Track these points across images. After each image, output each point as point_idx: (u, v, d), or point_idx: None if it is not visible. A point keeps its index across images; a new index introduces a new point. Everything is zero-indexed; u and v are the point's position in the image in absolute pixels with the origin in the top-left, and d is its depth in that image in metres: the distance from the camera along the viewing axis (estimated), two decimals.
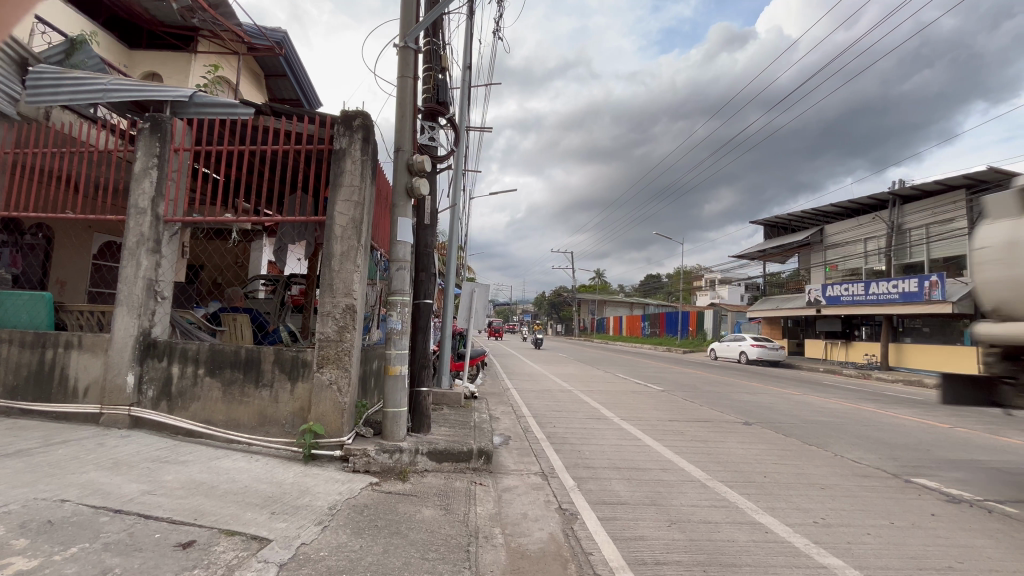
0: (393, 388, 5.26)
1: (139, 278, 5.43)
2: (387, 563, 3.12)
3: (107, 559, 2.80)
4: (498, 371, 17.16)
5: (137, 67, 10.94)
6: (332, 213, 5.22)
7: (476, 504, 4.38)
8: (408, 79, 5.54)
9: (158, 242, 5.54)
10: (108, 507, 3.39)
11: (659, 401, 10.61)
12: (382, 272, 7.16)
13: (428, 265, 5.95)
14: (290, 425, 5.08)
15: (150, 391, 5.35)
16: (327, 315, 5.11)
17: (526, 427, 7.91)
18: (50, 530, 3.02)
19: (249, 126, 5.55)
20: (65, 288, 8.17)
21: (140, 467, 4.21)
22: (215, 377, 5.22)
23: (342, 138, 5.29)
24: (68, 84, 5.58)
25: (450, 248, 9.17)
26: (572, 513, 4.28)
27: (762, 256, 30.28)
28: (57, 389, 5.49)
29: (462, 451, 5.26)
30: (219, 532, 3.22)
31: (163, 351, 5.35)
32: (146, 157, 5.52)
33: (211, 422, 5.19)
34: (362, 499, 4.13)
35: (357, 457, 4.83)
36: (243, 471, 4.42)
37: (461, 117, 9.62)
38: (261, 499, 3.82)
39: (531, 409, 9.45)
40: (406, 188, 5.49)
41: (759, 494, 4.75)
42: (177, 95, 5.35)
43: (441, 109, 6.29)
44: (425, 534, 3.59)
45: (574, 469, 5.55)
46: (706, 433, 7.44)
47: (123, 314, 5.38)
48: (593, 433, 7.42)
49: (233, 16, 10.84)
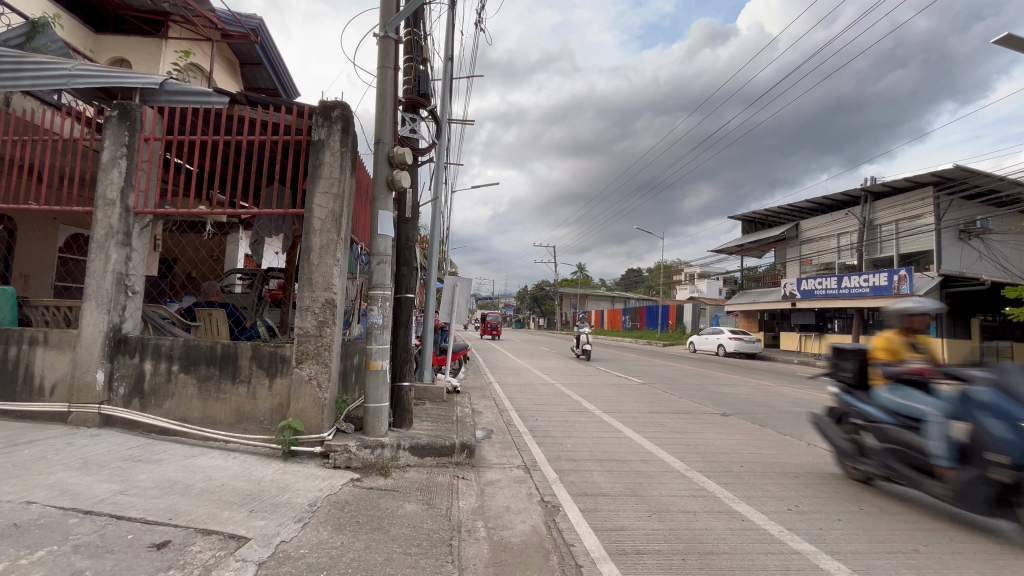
0: (375, 383, 5.20)
1: (108, 272, 5.24)
2: (369, 559, 3.10)
3: (76, 561, 2.72)
4: (481, 364, 17.10)
5: (104, 53, 10.57)
6: (311, 206, 5.12)
7: (459, 498, 4.37)
8: (388, 70, 5.46)
9: (127, 235, 5.35)
10: (78, 508, 3.29)
11: (639, 392, 10.79)
12: (362, 266, 7.08)
13: (410, 259, 5.86)
14: (268, 421, 4.99)
15: (120, 388, 5.19)
16: (305, 309, 5.02)
17: (509, 420, 7.93)
18: (16, 533, 2.91)
19: (224, 117, 5.40)
20: (28, 282, 7.85)
21: (111, 466, 4.09)
22: (189, 374, 5.09)
23: (321, 129, 5.18)
24: (29, 69, 5.31)
25: (432, 240, 9.03)
26: (554, 505, 4.31)
27: (740, 250, 30.86)
28: (22, 388, 5.29)
29: (445, 446, 5.25)
30: (195, 532, 3.15)
31: (135, 347, 5.19)
32: (114, 147, 5.32)
33: (185, 420, 5.07)
34: (343, 495, 4.10)
35: (338, 454, 4.77)
36: (220, 468, 4.33)
37: (443, 108, 9.49)
38: (239, 498, 3.75)
39: (513, 403, 9.48)
40: (386, 180, 5.41)
41: (736, 483, 4.86)
42: (146, 82, 5.16)
43: (422, 101, 6.19)
44: (407, 529, 3.58)
45: (557, 462, 5.59)
46: (685, 424, 7.57)
47: (92, 309, 5.19)
48: (575, 425, 7.48)
49: (207, 2, 10.47)
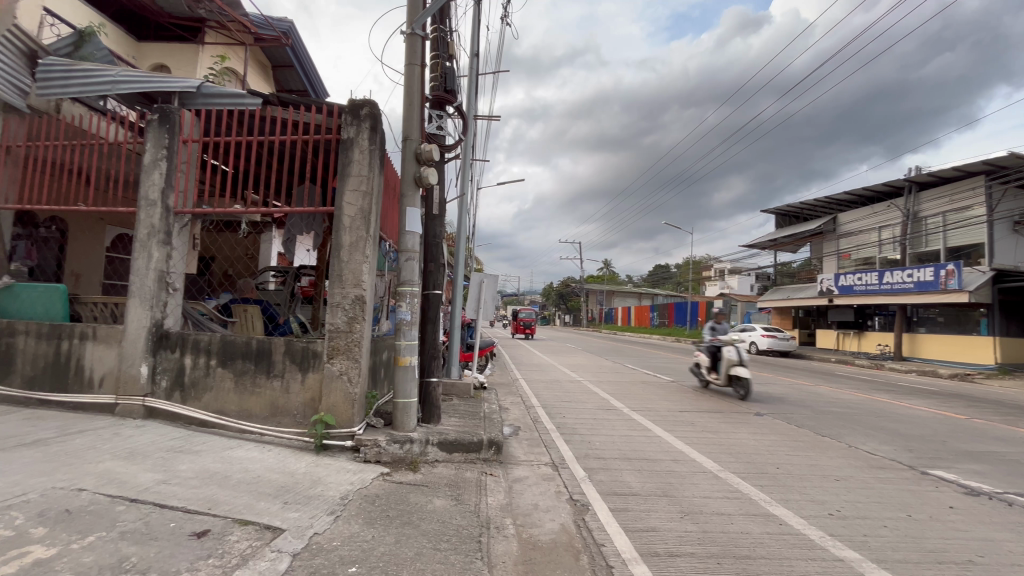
0: (403, 378, 5.24)
1: (151, 270, 5.45)
2: (399, 553, 3.13)
3: (123, 547, 2.83)
4: (507, 361, 17.11)
5: (146, 59, 10.95)
6: (341, 204, 5.19)
7: (488, 494, 4.37)
8: (415, 67, 5.47)
9: (168, 234, 5.56)
10: (125, 496, 3.43)
11: (668, 391, 10.58)
12: (390, 263, 7.16)
13: (437, 255, 5.87)
14: (301, 415, 5.10)
15: (163, 381, 5.39)
16: (336, 306, 5.11)
17: (536, 417, 7.89)
18: (68, 518, 3.05)
19: (257, 118, 5.53)
20: (79, 280, 8.23)
21: (154, 456, 4.26)
22: (227, 368, 5.25)
23: (350, 128, 5.25)
24: (77, 76, 5.57)
25: (458, 237, 9.03)
26: (583, 503, 4.27)
27: (773, 244, 29.96)
28: (73, 380, 5.57)
29: (473, 442, 5.24)
30: (233, 522, 3.25)
31: (176, 342, 5.39)
32: (154, 149, 5.52)
33: (223, 413, 5.23)
34: (373, 489, 4.16)
35: (368, 448, 4.85)
36: (256, 460, 4.46)
37: (468, 105, 9.48)
38: (274, 489, 3.85)
39: (540, 400, 9.45)
40: (414, 177, 5.43)
41: (773, 486, 4.70)
42: (185, 85, 5.33)
43: (449, 97, 6.18)
44: (437, 525, 3.60)
45: (585, 460, 5.54)
46: (718, 424, 7.38)
47: (136, 306, 5.41)
48: (603, 423, 7.39)
49: (240, 7, 10.73)
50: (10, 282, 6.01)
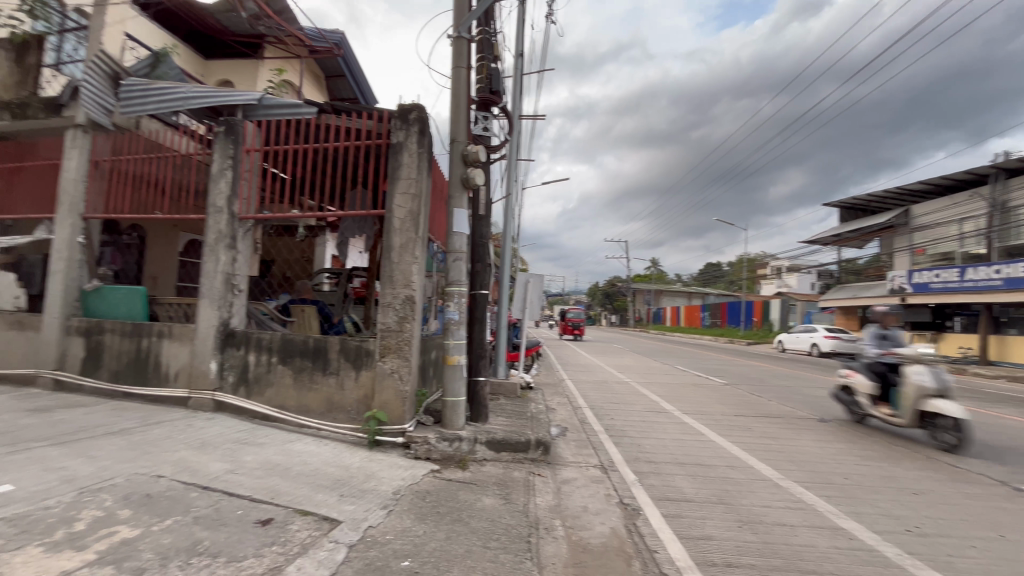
0: (452, 377, 5.32)
1: (219, 273, 5.82)
2: (450, 550, 3.17)
3: (197, 531, 3.03)
4: (553, 361, 17.04)
5: (213, 76, 11.78)
6: (391, 207, 5.34)
7: (536, 495, 4.36)
8: (462, 70, 5.54)
9: (233, 239, 5.92)
10: (198, 483, 3.68)
11: (723, 394, 10.16)
12: (438, 263, 7.29)
13: (484, 256, 5.92)
14: (355, 411, 5.29)
15: (230, 377, 5.74)
16: (387, 306, 5.26)
17: (584, 418, 7.80)
18: (149, 502, 3.30)
19: (313, 126, 5.80)
20: (156, 282, 8.91)
21: (223, 447, 4.55)
22: (287, 365, 5.52)
23: (399, 132, 5.39)
24: (153, 94, 6.04)
25: (504, 238, 9.07)
26: (635, 508, 4.17)
27: (837, 240, 28.16)
28: (152, 374, 6.04)
29: (520, 441, 5.24)
30: (294, 512, 3.41)
31: (241, 340, 5.72)
32: (221, 159, 5.92)
33: (283, 408, 5.51)
34: (424, 485, 4.25)
35: (419, 445, 4.96)
36: (314, 454, 4.66)
37: (513, 105, 9.50)
38: (331, 482, 4.01)
39: (587, 400, 9.33)
40: (461, 179, 5.51)
41: (841, 497, 4.40)
42: (247, 98, 5.65)
43: (495, 98, 6.22)
44: (487, 523, 3.62)
45: (635, 463, 5.42)
46: (777, 429, 7.01)
47: (206, 306, 5.79)
48: (654, 426, 7.20)
49: (296, 21, 11.23)
50: (99, 284, 6.61)
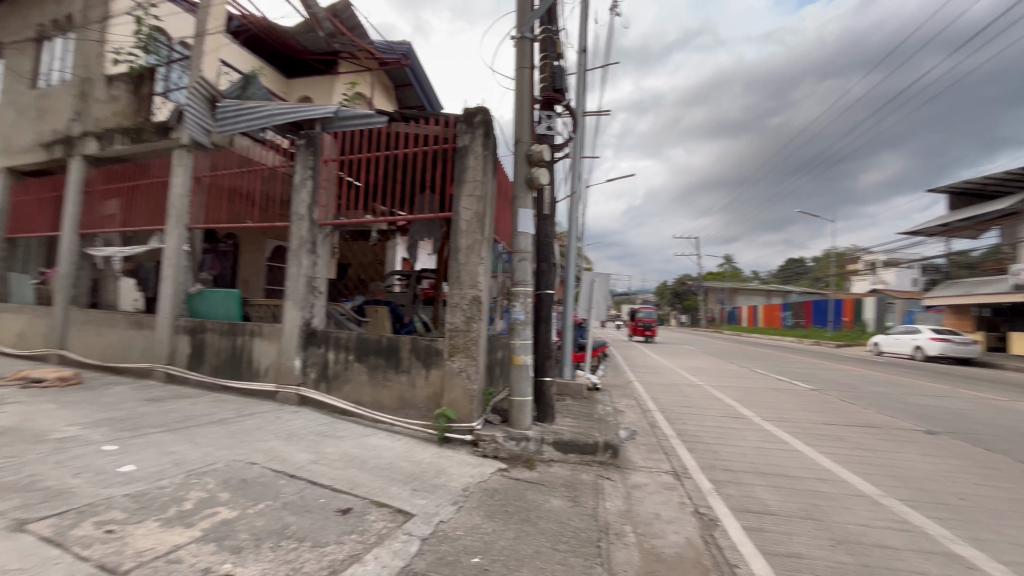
0: (519, 377, 5.34)
1: (301, 276, 6.25)
2: (519, 549, 3.18)
3: (286, 516, 3.26)
4: (619, 362, 16.67)
5: (294, 94, 12.71)
6: (458, 209, 5.46)
7: (605, 499, 4.26)
8: (525, 70, 5.56)
9: (314, 244, 6.33)
10: (285, 471, 3.97)
11: (809, 400, 9.39)
12: (504, 264, 7.36)
13: (549, 255, 5.89)
14: (425, 408, 5.46)
15: (312, 373, 6.15)
16: (455, 306, 5.38)
17: (654, 422, 7.53)
18: (244, 486, 3.61)
19: (384, 134, 6.07)
20: (249, 286, 9.74)
21: (307, 439, 4.87)
22: (362, 363, 5.81)
23: (465, 135, 5.51)
24: (244, 113, 6.62)
25: (569, 237, 8.98)
26: (711, 518, 3.95)
27: (944, 230, 25.14)
28: (246, 369, 6.60)
29: (588, 444, 5.15)
30: (371, 503, 3.57)
31: (321, 338, 6.11)
32: (303, 170, 6.37)
33: (360, 403, 5.80)
34: (492, 483, 4.30)
35: (487, 443, 5.03)
36: (388, 448, 4.87)
37: (577, 103, 9.39)
38: (404, 476, 4.16)
39: (657, 404, 9.00)
40: (526, 179, 5.52)
41: (955, 520, 3.91)
42: (323, 111, 5.99)
43: (559, 97, 6.18)
44: (555, 525, 3.59)
45: (711, 471, 5.14)
46: (875, 441, 6.36)
47: (291, 306, 6.25)
48: (731, 433, 6.81)
49: (366, 36, 11.82)
50: (201, 288, 7.34)
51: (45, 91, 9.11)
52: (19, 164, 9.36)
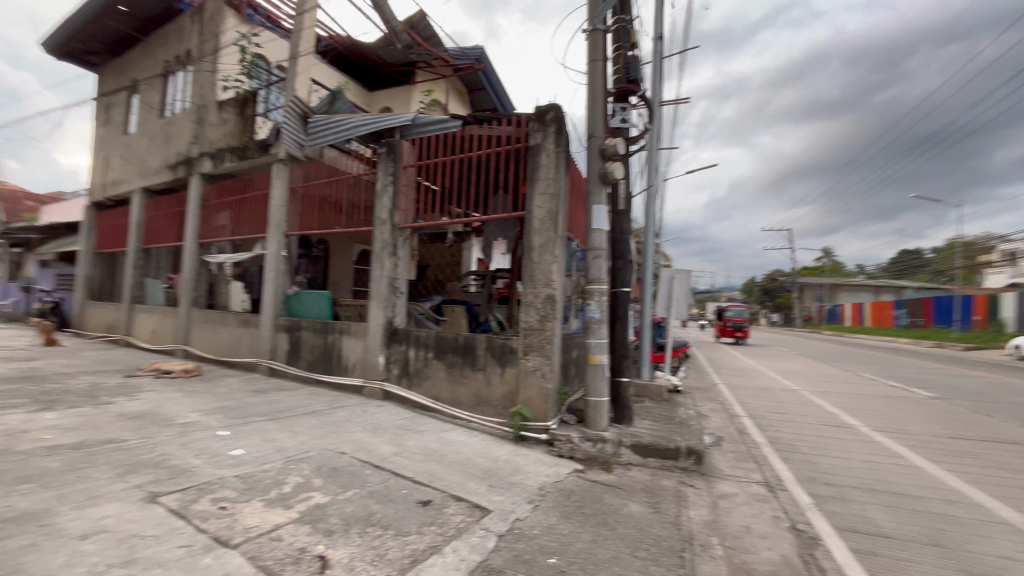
0: (595, 377, 5.22)
1: (384, 277, 6.59)
2: (597, 553, 3.10)
3: (371, 504, 3.43)
4: (703, 364, 15.81)
5: (376, 105, 13.50)
6: (531, 208, 5.46)
7: (689, 507, 4.04)
8: (598, 63, 5.43)
9: (395, 246, 6.65)
10: (371, 461, 4.20)
11: (930, 410, 8.26)
12: (578, 262, 7.25)
13: (625, 252, 5.70)
14: (501, 406, 5.52)
15: (394, 369, 6.46)
16: (529, 305, 5.39)
17: (742, 428, 7.02)
18: (335, 474, 3.86)
19: (458, 138, 6.23)
20: (338, 287, 10.47)
21: (390, 432, 5.12)
22: (441, 360, 6.00)
23: (537, 134, 5.50)
24: (331, 127, 7.14)
25: (646, 233, 8.66)
26: (811, 536, 3.59)
27: None
28: (336, 365, 7.09)
29: (669, 448, 4.91)
30: (449, 496, 3.67)
31: (403, 337, 6.40)
32: (384, 177, 6.71)
33: (439, 399, 6.00)
34: (568, 484, 4.24)
35: (562, 443, 4.97)
36: (466, 444, 4.98)
37: (653, 93, 9.02)
38: (481, 472, 4.23)
39: (746, 409, 8.39)
40: (600, 174, 5.39)
41: None
42: (402, 119, 6.33)
43: (633, 87, 5.96)
44: (635, 531, 3.46)
45: (810, 484, 4.69)
46: (1018, 460, 5.44)
47: (375, 306, 6.61)
48: (833, 443, 6.16)
49: (441, 44, 12.23)
50: (297, 290, 8.00)
51: (171, 119, 10.45)
52: (153, 185, 10.81)
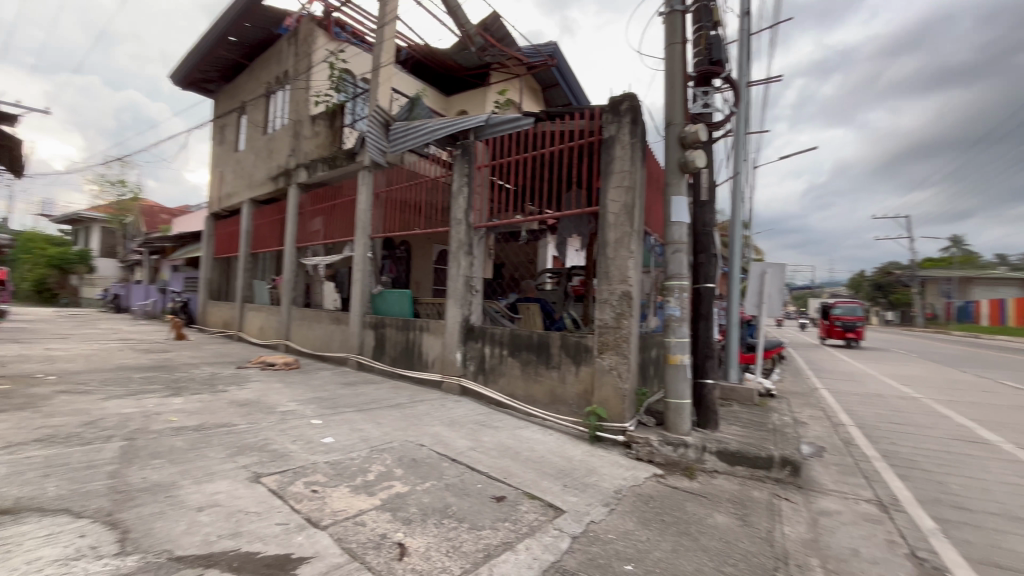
0: (675, 377, 4.96)
1: (460, 276, 6.76)
2: (677, 564, 2.92)
3: (448, 497, 3.52)
4: (801, 366, 14.46)
5: (452, 109, 13.93)
6: (606, 202, 5.31)
7: (784, 523, 3.69)
8: (676, 46, 5.14)
9: (471, 246, 6.79)
10: (448, 455, 4.31)
11: None
12: (656, 258, 6.94)
13: (709, 246, 5.34)
14: (576, 405, 5.43)
15: (471, 366, 6.61)
16: (604, 302, 5.25)
17: (848, 439, 6.31)
18: (414, 465, 4.02)
19: (531, 135, 6.22)
20: (420, 287, 10.94)
21: (467, 426, 5.24)
22: (515, 358, 6.03)
23: (612, 125, 5.33)
24: (410, 133, 7.46)
25: (733, 225, 8.09)
26: (935, 566, 3.12)
27: None
28: (417, 361, 7.41)
29: (760, 457, 4.53)
30: (523, 494, 3.66)
31: (478, 334, 6.53)
32: (460, 178, 6.89)
33: (514, 396, 6.03)
34: (647, 489, 4.06)
35: (641, 445, 4.77)
36: (540, 442, 4.96)
37: (739, 74, 8.39)
38: (555, 471, 4.19)
39: (854, 417, 7.53)
40: (679, 164, 5.09)
41: None
42: (476, 121, 6.44)
43: (717, 69, 5.56)
44: (720, 543, 3.22)
45: (934, 507, 4.08)
46: None
47: (452, 304, 6.80)
48: (965, 461, 5.32)
49: (515, 44, 12.31)
50: (381, 289, 8.46)
51: (273, 136, 11.54)
52: (259, 196, 12.02)
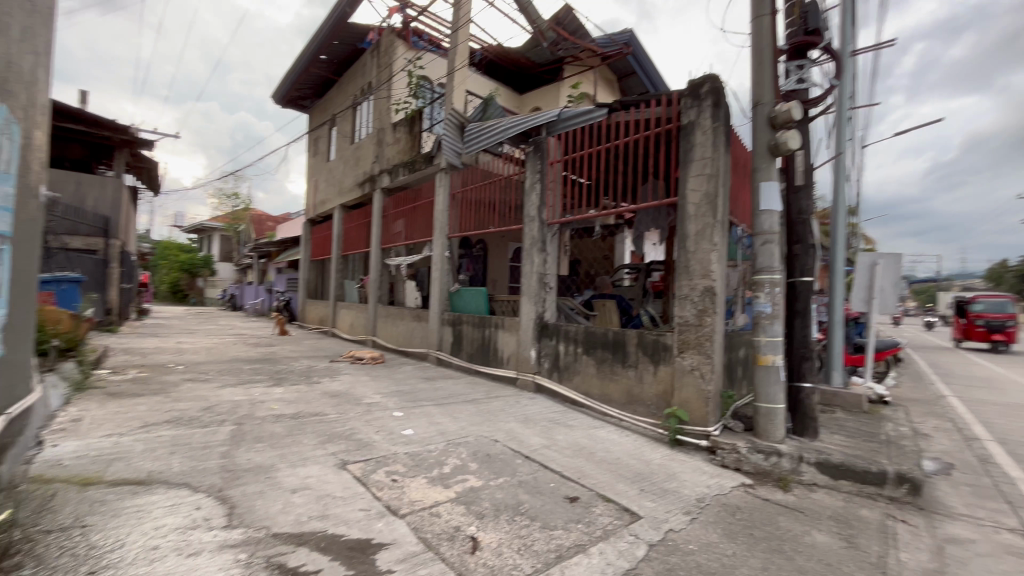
0: (766, 379, 4.56)
1: (534, 273, 6.75)
2: None
3: (521, 494, 3.52)
4: (924, 370, 12.69)
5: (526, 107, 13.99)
6: (685, 192, 5.02)
7: (899, 548, 3.24)
8: (765, 18, 4.70)
9: (544, 242, 6.76)
10: (522, 452, 4.32)
11: None
12: (744, 250, 6.44)
13: (805, 235, 4.84)
14: (655, 406, 5.19)
15: (546, 363, 6.58)
16: (685, 298, 4.97)
17: (984, 455, 5.41)
18: (488, 460, 4.07)
19: (605, 127, 6.04)
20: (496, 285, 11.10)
21: (541, 424, 5.22)
22: (590, 356, 5.91)
23: (691, 110, 5.01)
24: (483, 133, 7.58)
25: (835, 212, 7.28)
26: None
27: None
28: (493, 357, 7.52)
29: (870, 472, 4.02)
30: (598, 496, 3.56)
31: (553, 331, 6.48)
32: (533, 174, 6.88)
33: (589, 395, 5.91)
34: (733, 499, 3.77)
35: (727, 452, 4.45)
36: (616, 443, 4.80)
37: (842, 43, 7.52)
38: (631, 474, 4.03)
39: (992, 431, 6.45)
40: (768, 147, 4.67)
41: None
42: (548, 116, 6.39)
43: (814, 39, 5.01)
44: (818, 565, 2.90)
45: None
46: None
47: (526, 301, 6.82)
48: None
49: (588, 35, 12.07)
50: (458, 287, 8.70)
51: (359, 144, 12.32)
52: (348, 201, 12.90)
